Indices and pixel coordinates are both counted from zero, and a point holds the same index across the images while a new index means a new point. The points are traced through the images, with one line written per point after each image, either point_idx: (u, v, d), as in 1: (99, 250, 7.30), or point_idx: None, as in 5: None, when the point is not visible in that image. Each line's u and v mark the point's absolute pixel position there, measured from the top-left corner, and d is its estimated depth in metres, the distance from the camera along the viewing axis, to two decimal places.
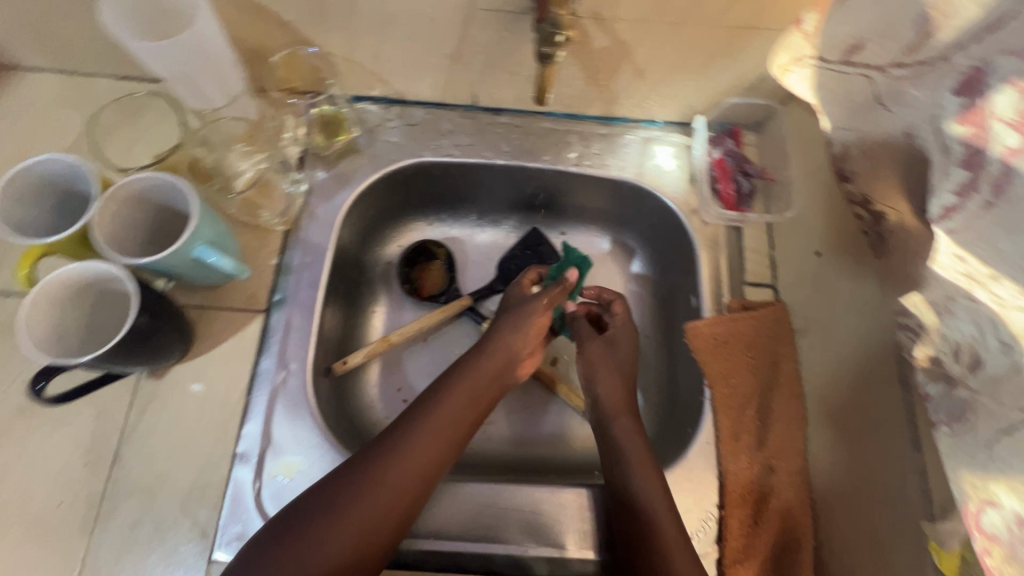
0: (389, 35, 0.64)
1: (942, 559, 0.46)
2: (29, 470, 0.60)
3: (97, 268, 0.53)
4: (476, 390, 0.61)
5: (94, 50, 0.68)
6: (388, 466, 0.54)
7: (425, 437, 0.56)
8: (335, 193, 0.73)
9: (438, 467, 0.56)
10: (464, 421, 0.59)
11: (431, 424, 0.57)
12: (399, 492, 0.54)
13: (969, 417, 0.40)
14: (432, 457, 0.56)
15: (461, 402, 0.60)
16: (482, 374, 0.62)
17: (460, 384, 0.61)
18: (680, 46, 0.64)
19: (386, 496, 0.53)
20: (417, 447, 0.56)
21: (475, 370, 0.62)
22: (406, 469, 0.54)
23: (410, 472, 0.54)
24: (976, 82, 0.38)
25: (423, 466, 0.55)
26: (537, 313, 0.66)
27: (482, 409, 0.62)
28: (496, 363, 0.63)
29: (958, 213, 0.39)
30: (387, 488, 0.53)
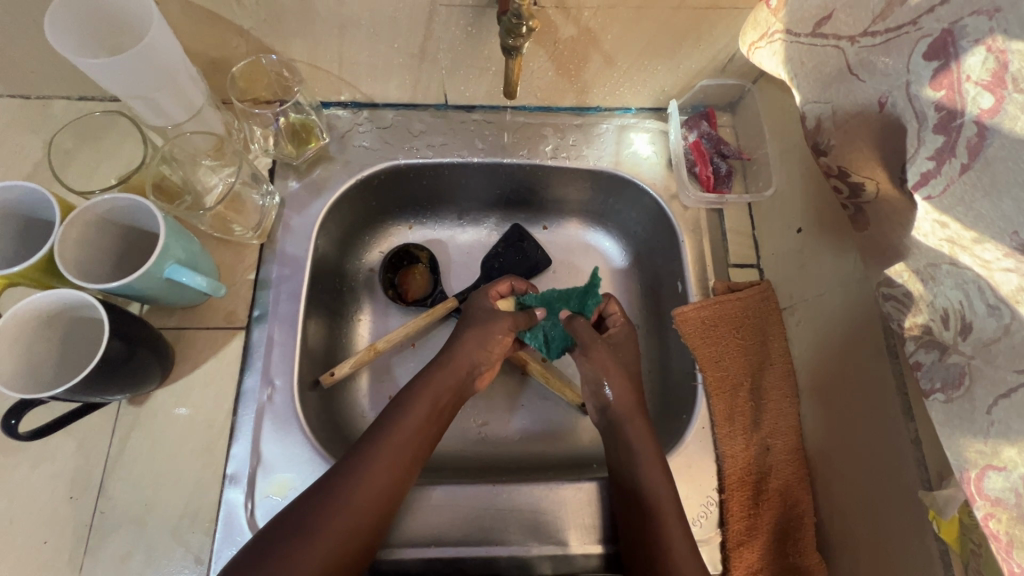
0: (352, 38, 0.63)
1: (942, 526, 0.46)
2: (10, 510, 0.58)
3: (65, 294, 0.52)
4: (437, 400, 0.62)
5: (47, 71, 0.65)
6: (355, 481, 0.55)
7: (388, 449, 0.57)
8: (310, 203, 0.72)
9: (403, 478, 0.57)
10: (427, 431, 0.60)
11: (398, 437, 0.58)
12: (367, 506, 0.54)
13: (964, 382, 0.39)
14: (396, 469, 0.57)
15: (423, 412, 0.60)
16: (443, 385, 0.63)
17: (420, 396, 0.61)
18: (647, 31, 0.64)
19: (355, 510, 0.54)
20: (382, 461, 0.56)
21: (434, 380, 0.62)
22: (373, 484, 0.55)
23: (376, 485, 0.55)
24: (947, 45, 0.38)
25: (389, 478, 0.56)
26: (498, 320, 0.66)
27: (444, 418, 0.63)
28: (454, 371, 0.64)
29: (935, 179, 0.39)
30: (355, 503, 0.54)
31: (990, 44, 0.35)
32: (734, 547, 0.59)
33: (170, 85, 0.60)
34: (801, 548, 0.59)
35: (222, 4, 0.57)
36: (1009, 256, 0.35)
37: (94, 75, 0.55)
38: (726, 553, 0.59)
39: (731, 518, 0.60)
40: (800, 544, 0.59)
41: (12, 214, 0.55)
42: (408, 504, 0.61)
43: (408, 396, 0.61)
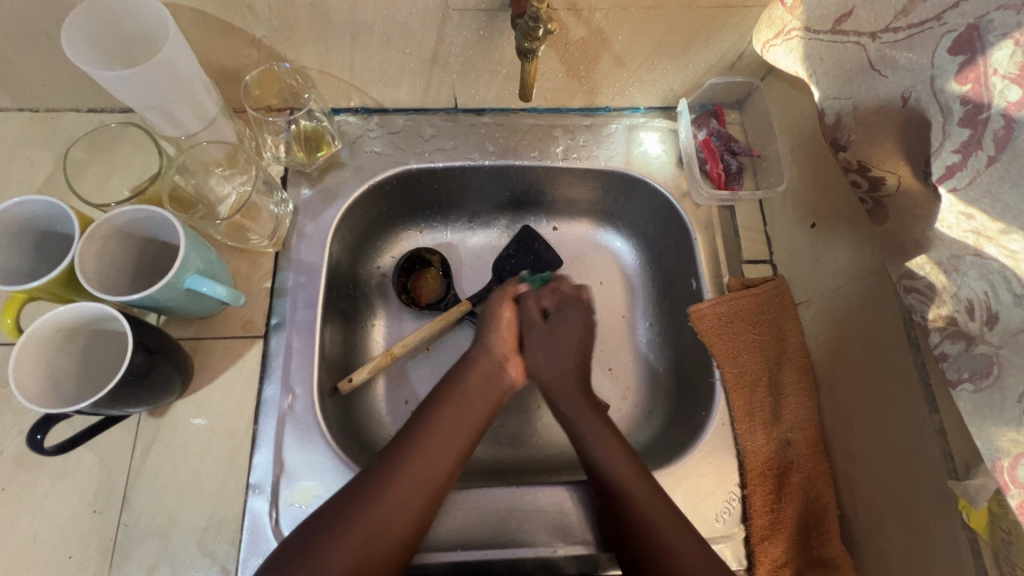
0: (364, 44, 0.63)
1: (971, 515, 0.47)
2: (34, 525, 0.58)
3: (86, 308, 0.51)
4: (470, 398, 0.65)
5: (58, 84, 0.65)
6: (393, 478, 0.57)
7: (424, 444, 0.60)
8: (323, 209, 0.72)
9: (444, 474, 0.59)
10: (462, 428, 0.63)
11: (431, 432, 0.61)
12: (406, 501, 0.56)
13: (993, 371, 0.40)
14: (435, 464, 0.59)
15: (456, 409, 0.64)
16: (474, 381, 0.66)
17: (452, 393, 0.65)
18: (658, 30, 0.64)
19: (392, 504, 0.55)
20: (420, 456, 0.59)
21: (466, 379, 0.66)
22: (410, 478, 0.57)
23: (413, 478, 0.57)
24: (972, 40, 0.38)
25: (428, 473, 0.58)
26: (502, 310, 0.72)
27: (482, 416, 0.65)
28: (484, 369, 0.68)
29: (960, 172, 0.40)
30: (392, 498, 0.55)
31: (1019, 38, 0.35)
32: (760, 540, 0.60)
33: (184, 96, 0.60)
34: (826, 540, 0.59)
35: (236, 13, 0.57)
36: None
37: (109, 86, 0.55)
38: (751, 548, 0.59)
39: (757, 512, 0.60)
40: (825, 536, 0.59)
41: (30, 229, 0.55)
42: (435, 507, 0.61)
43: (441, 396, 0.65)
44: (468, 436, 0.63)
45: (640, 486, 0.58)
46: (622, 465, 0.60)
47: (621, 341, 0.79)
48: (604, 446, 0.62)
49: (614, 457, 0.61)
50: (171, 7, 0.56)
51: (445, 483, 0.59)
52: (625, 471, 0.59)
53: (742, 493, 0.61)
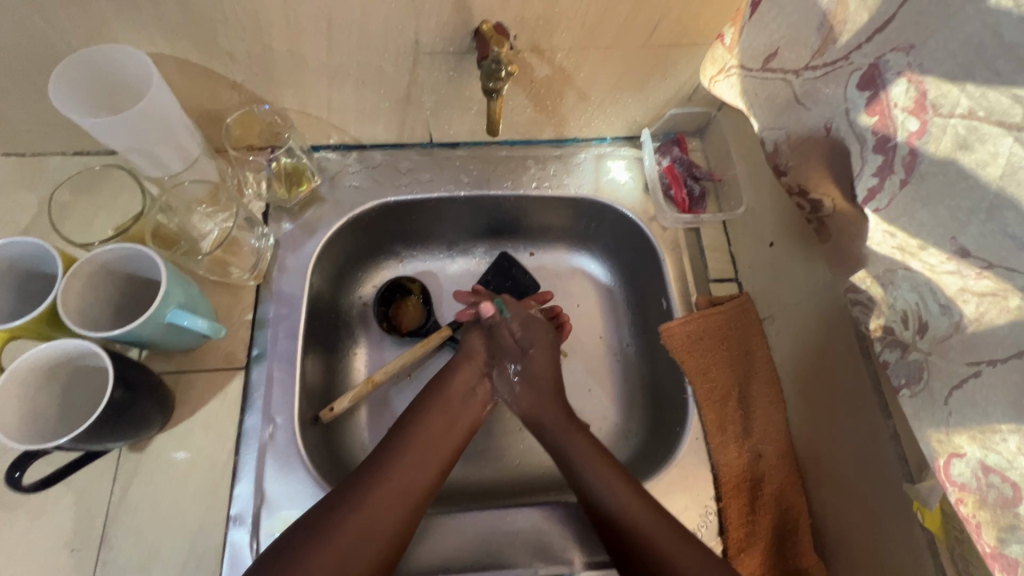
0: (339, 86, 0.67)
1: (926, 516, 0.49)
2: (10, 567, 0.57)
3: (69, 345, 0.53)
4: (454, 410, 0.67)
5: (43, 129, 0.68)
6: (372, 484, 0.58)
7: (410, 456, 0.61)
8: (303, 242, 0.74)
9: (426, 483, 0.60)
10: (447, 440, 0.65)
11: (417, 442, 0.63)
12: (388, 509, 0.57)
13: (923, 376, 0.43)
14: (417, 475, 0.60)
15: (441, 421, 0.65)
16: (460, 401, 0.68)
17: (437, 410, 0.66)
18: (617, 69, 0.69)
19: (372, 512, 0.56)
20: (404, 464, 0.60)
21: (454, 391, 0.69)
22: (395, 482, 0.59)
23: (395, 485, 0.58)
24: (875, 77, 0.42)
25: (413, 479, 0.60)
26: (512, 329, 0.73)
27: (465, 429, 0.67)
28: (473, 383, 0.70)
29: (880, 194, 0.43)
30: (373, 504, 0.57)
31: (911, 76, 0.40)
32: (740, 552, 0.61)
33: (167, 138, 0.63)
34: (801, 549, 0.60)
35: (217, 60, 0.61)
36: (950, 259, 0.40)
37: (95, 131, 0.58)
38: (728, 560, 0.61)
39: (737, 523, 0.62)
40: (799, 546, 0.61)
41: (13, 269, 0.56)
42: (423, 531, 0.62)
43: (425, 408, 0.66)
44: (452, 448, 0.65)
45: (643, 495, 0.59)
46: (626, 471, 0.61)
47: (598, 361, 0.81)
48: (598, 457, 0.63)
49: (616, 467, 0.62)
50: (155, 57, 0.59)
51: (426, 492, 0.60)
52: (628, 479, 0.60)
53: (724, 506, 0.63)
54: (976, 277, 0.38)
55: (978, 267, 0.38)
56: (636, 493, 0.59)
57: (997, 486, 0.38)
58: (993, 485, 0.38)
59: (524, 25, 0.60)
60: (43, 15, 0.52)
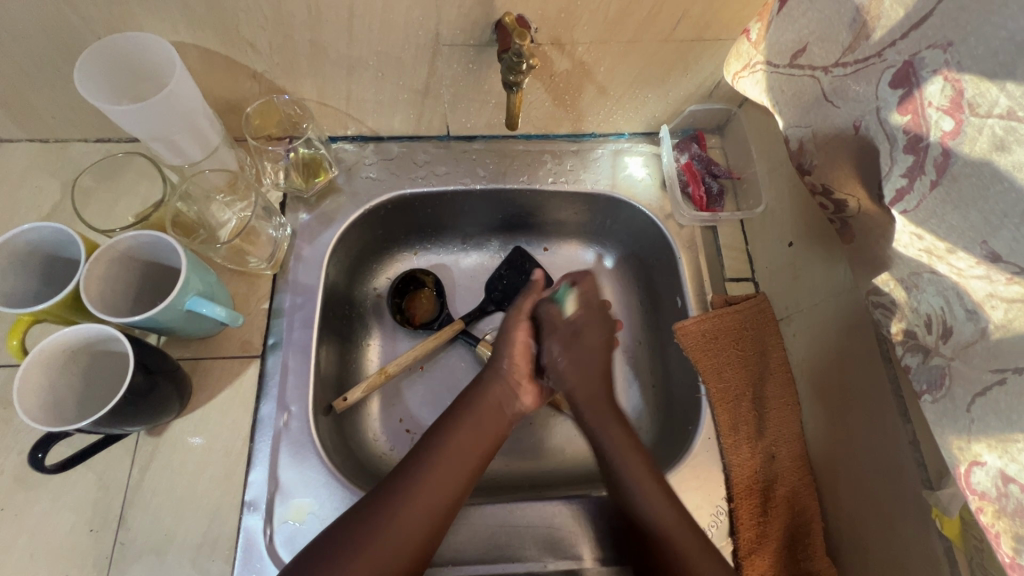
0: (358, 77, 0.66)
1: (945, 524, 0.48)
2: (31, 544, 0.59)
3: (90, 329, 0.53)
4: (486, 422, 0.64)
5: (67, 115, 0.68)
6: (393, 511, 0.55)
7: (437, 473, 0.58)
8: (319, 233, 0.74)
9: (455, 498, 0.58)
10: (470, 458, 0.61)
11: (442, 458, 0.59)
12: (412, 532, 0.55)
13: (945, 382, 0.43)
14: (446, 493, 0.58)
15: (472, 433, 0.62)
16: (483, 413, 0.64)
17: (462, 424, 0.62)
18: (638, 63, 0.68)
19: (399, 530, 0.54)
20: (433, 479, 0.58)
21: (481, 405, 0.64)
22: (422, 501, 0.56)
23: (423, 502, 0.56)
24: (909, 75, 0.41)
25: (441, 498, 0.57)
26: (518, 330, 0.68)
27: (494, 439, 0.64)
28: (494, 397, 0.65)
29: (909, 195, 0.43)
30: (399, 530, 0.54)
31: (947, 74, 0.39)
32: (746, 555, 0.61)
33: (188, 128, 0.63)
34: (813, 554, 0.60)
35: (239, 49, 0.61)
36: (979, 264, 0.39)
37: (118, 119, 0.58)
38: (738, 561, 0.60)
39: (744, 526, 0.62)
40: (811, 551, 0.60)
41: (37, 253, 0.57)
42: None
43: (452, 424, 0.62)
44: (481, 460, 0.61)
45: (672, 521, 0.58)
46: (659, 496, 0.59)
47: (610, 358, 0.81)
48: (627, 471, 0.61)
49: (650, 492, 0.59)
50: (178, 45, 0.59)
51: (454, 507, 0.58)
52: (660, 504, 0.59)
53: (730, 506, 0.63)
54: (1005, 282, 0.37)
55: (1008, 272, 0.37)
56: (668, 512, 0.58)
57: (1015, 496, 0.38)
58: (1011, 495, 0.38)
59: (546, 18, 0.60)
60: (68, 2, 0.53)
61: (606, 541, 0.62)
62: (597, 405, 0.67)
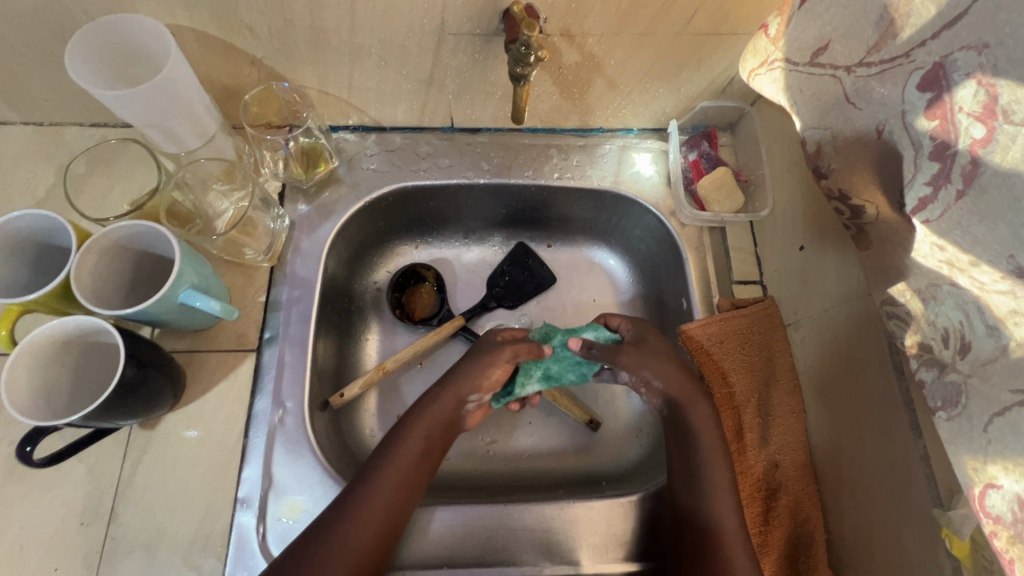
0: (360, 65, 0.64)
1: (954, 544, 0.47)
2: (21, 537, 0.58)
3: (80, 320, 0.52)
4: (433, 437, 0.60)
5: (62, 98, 0.67)
6: (353, 516, 0.54)
7: (386, 489, 0.56)
8: (318, 225, 0.73)
9: (399, 516, 0.56)
10: (416, 471, 0.58)
11: (391, 469, 0.57)
12: (363, 542, 0.53)
13: (961, 400, 0.41)
14: (393, 502, 0.56)
15: (418, 449, 0.59)
16: (433, 425, 0.60)
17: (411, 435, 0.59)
18: (650, 56, 0.65)
19: (359, 535, 0.53)
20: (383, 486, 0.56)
21: (430, 415, 0.61)
22: (374, 513, 0.54)
23: (364, 510, 0.54)
24: (939, 77, 0.39)
25: (381, 505, 0.55)
26: (498, 365, 0.62)
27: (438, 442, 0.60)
28: (445, 403, 0.61)
29: (932, 205, 0.41)
30: (353, 537, 0.53)
31: (981, 79, 0.37)
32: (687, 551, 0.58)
33: (184, 115, 0.61)
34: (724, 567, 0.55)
35: (237, 34, 0.59)
36: (1003, 278, 0.37)
37: (111, 105, 0.56)
38: None
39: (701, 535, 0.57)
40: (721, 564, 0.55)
41: (28, 242, 0.56)
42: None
43: (401, 433, 0.59)
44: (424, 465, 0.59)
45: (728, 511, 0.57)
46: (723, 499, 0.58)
47: None
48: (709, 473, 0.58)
49: (720, 503, 0.57)
50: (174, 28, 0.57)
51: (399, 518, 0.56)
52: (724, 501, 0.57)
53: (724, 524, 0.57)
54: None
55: None
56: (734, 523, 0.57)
57: None
58: None
59: (554, 8, 0.57)
60: None
61: (609, 545, 0.62)
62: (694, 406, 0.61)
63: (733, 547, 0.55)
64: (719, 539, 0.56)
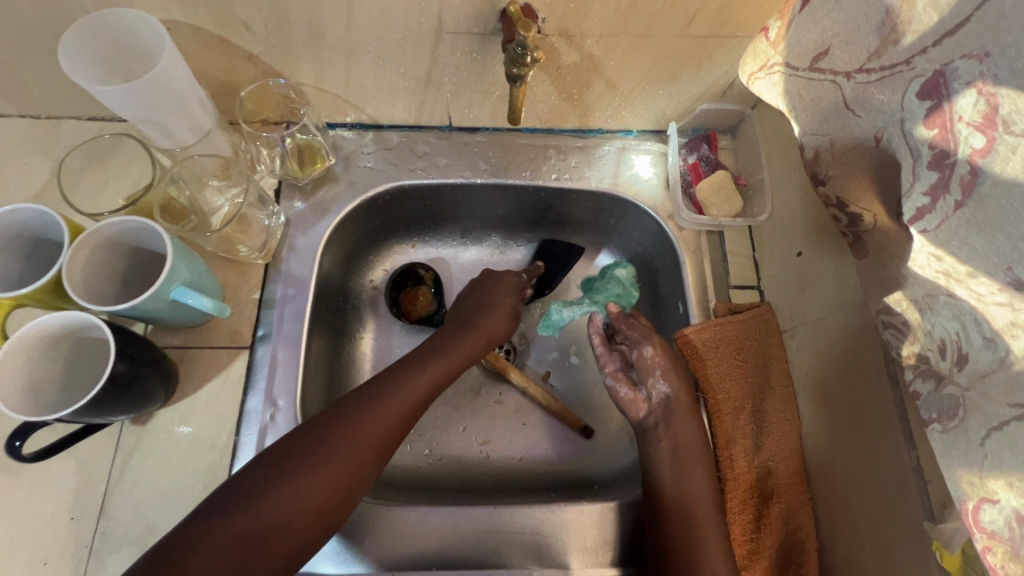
0: (357, 63, 0.64)
1: (945, 558, 0.46)
2: (11, 531, 0.58)
3: (72, 316, 0.52)
4: (445, 367, 0.62)
5: (58, 92, 0.66)
6: (339, 431, 0.53)
7: (383, 408, 0.56)
8: (314, 223, 0.73)
9: (392, 442, 0.56)
10: (423, 398, 0.59)
11: (398, 390, 0.58)
12: (350, 455, 0.52)
13: (958, 413, 0.41)
14: (391, 425, 0.56)
15: (426, 374, 0.60)
16: (449, 353, 0.63)
17: (425, 362, 0.61)
18: (649, 57, 0.65)
19: (344, 451, 0.52)
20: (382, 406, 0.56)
21: (445, 345, 0.64)
22: (363, 429, 0.54)
23: (383, 420, 0.55)
24: (939, 86, 0.39)
25: (397, 422, 0.56)
26: (504, 309, 0.70)
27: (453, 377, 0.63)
28: (467, 342, 0.65)
29: (929, 214, 0.41)
30: (339, 452, 0.52)
31: (981, 88, 0.36)
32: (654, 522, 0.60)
33: (179, 111, 0.61)
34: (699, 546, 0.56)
35: (233, 30, 0.58)
36: (1002, 291, 0.36)
37: (105, 101, 0.56)
38: None
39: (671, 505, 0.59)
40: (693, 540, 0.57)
41: (20, 236, 0.56)
42: (374, 526, 0.60)
43: (420, 361, 0.61)
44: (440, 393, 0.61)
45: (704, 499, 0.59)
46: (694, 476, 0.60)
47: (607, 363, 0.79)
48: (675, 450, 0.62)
49: (691, 469, 0.61)
50: (169, 23, 0.57)
51: (392, 446, 0.56)
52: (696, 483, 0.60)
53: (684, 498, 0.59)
54: None
55: None
56: (702, 489, 0.60)
57: None
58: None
59: (553, 8, 0.57)
60: None
61: (597, 548, 0.61)
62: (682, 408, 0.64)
63: (698, 509, 0.58)
64: (691, 518, 0.58)
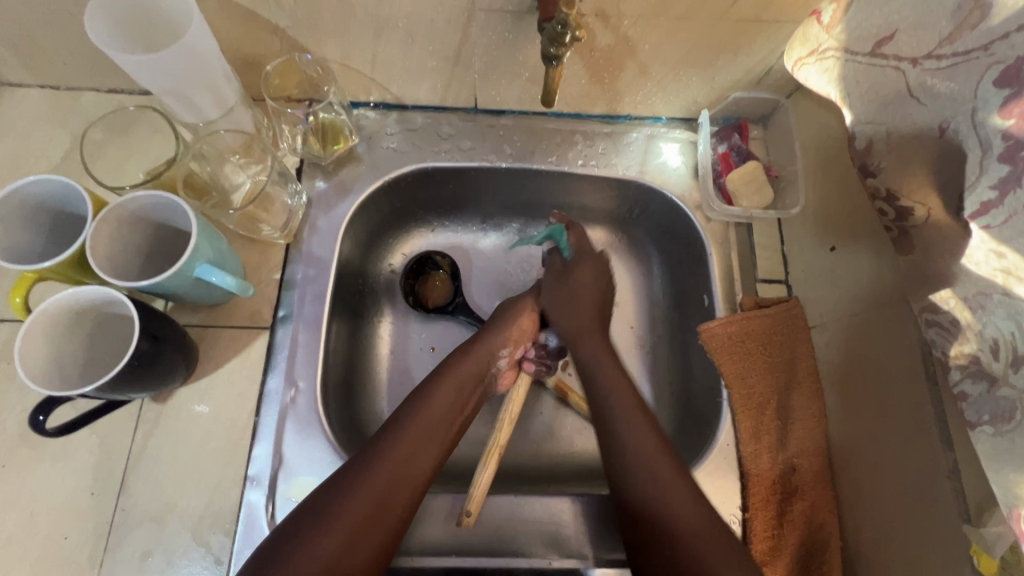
0: (386, 39, 0.62)
1: (983, 560, 0.46)
2: (32, 504, 0.58)
3: (94, 290, 0.51)
4: (463, 392, 0.62)
5: (78, 63, 0.65)
6: (368, 474, 0.53)
7: (406, 444, 0.56)
8: (336, 203, 0.71)
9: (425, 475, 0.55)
10: (447, 427, 0.59)
11: (419, 423, 0.58)
12: (381, 493, 0.52)
13: (1014, 416, 0.39)
14: (421, 460, 0.56)
15: (446, 402, 0.60)
16: (465, 376, 0.63)
17: (441, 387, 0.61)
18: (687, 41, 0.63)
19: (377, 491, 0.52)
20: (406, 443, 0.56)
21: (459, 369, 0.63)
22: (392, 469, 0.54)
23: (397, 466, 0.54)
24: (1022, 73, 0.37)
25: (417, 462, 0.55)
26: (521, 321, 0.69)
27: (469, 408, 0.63)
28: (478, 362, 0.65)
29: (996, 209, 0.39)
30: (374, 492, 0.52)
31: None
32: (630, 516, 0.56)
33: (205, 84, 0.60)
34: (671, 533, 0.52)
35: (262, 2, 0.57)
36: None
37: (130, 70, 0.55)
38: None
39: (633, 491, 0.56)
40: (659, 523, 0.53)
41: (41, 208, 0.55)
42: None
43: (436, 388, 0.61)
44: (455, 427, 0.60)
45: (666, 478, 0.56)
46: (657, 456, 0.57)
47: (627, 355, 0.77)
48: (632, 434, 0.59)
49: (648, 450, 0.58)
50: None
51: (425, 483, 0.56)
52: (658, 464, 0.57)
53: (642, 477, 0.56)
54: None
55: None
56: (663, 469, 0.56)
57: None
58: None
59: None
60: None
61: (616, 541, 0.60)
62: (589, 336, 0.69)
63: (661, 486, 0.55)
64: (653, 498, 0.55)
